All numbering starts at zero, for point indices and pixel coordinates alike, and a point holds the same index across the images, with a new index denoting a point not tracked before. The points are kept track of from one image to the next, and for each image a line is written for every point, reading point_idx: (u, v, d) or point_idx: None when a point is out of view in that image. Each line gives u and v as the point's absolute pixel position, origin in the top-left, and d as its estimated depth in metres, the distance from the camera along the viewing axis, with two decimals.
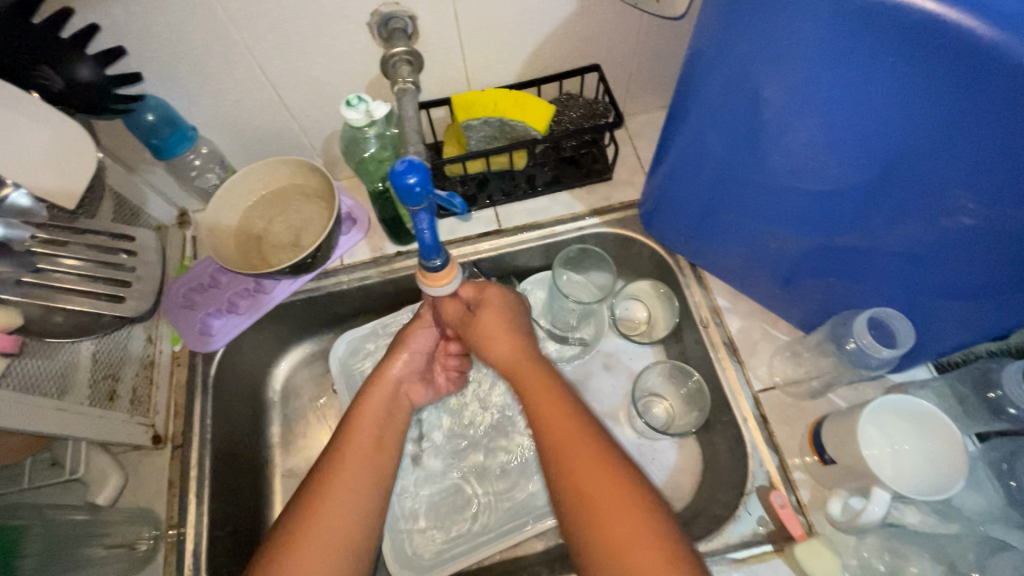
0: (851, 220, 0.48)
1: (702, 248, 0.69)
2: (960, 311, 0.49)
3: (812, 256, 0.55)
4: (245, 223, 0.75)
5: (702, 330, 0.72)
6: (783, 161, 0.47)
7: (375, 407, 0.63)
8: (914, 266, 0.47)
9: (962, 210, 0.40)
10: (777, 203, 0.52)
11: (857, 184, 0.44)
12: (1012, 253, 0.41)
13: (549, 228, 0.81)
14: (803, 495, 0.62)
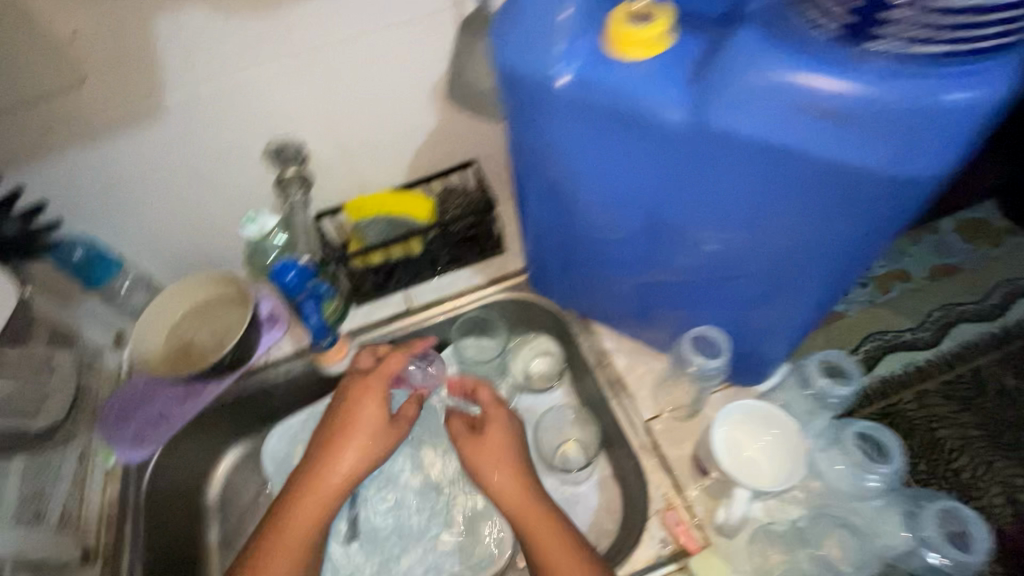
0: (652, 258, 0.58)
1: (576, 297, 0.78)
2: (759, 315, 0.58)
3: (643, 292, 0.65)
4: (173, 335, 0.83)
5: (597, 371, 0.80)
6: (585, 219, 0.58)
7: (311, 507, 0.66)
8: (710, 288, 0.58)
9: (708, 239, 0.52)
10: (601, 253, 0.62)
11: (642, 229, 0.55)
12: (758, 267, 0.52)
13: (453, 303, 0.89)
14: (700, 511, 0.65)
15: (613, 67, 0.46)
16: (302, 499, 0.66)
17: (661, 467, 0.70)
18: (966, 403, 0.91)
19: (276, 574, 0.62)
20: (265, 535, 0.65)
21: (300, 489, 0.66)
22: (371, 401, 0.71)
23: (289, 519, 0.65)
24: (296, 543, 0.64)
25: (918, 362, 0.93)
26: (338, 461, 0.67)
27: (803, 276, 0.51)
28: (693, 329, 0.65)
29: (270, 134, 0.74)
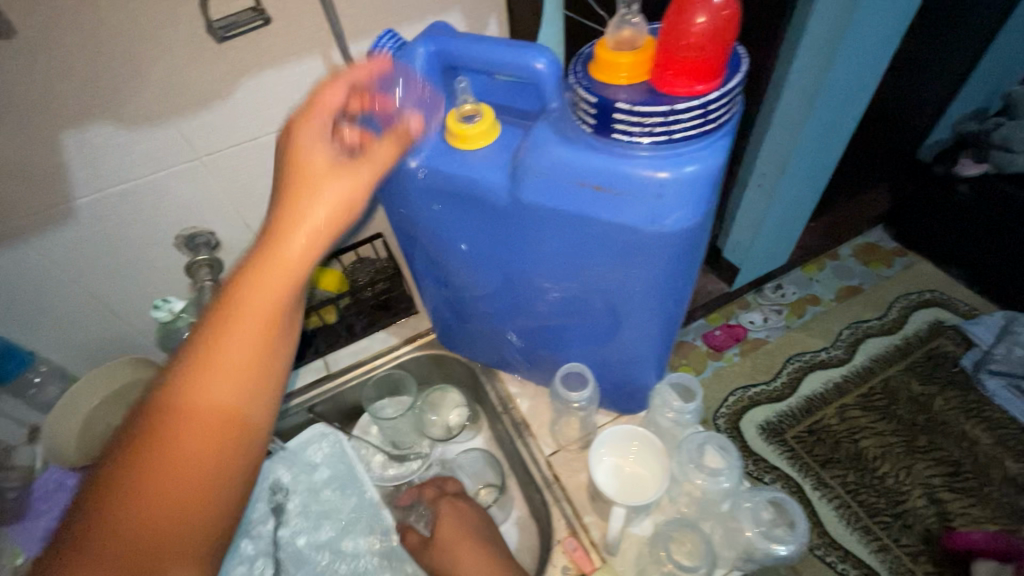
0: (514, 304, 0.69)
1: (473, 345, 0.87)
2: (610, 349, 0.69)
3: (520, 337, 0.75)
4: (89, 422, 0.83)
5: (504, 414, 0.87)
6: (458, 279, 0.69)
7: (237, 345, 0.51)
8: (565, 327, 0.69)
9: (549, 287, 0.63)
10: (477, 304, 0.73)
11: (499, 280, 0.66)
12: (594, 307, 0.63)
13: (369, 363, 0.96)
14: (595, 533, 0.71)
15: (452, 156, 0.56)
16: (209, 372, 0.50)
17: (562, 497, 0.76)
18: (883, 413, 1.42)
19: (184, 466, 0.47)
20: (122, 451, 0.47)
21: (185, 376, 0.50)
22: (315, 203, 0.53)
23: (174, 415, 0.48)
24: (194, 449, 0.48)
25: (833, 378, 1.47)
26: (232, 341, 0.51)
27: (623, 313, 0.62)
28: (566, 366, 0.74)
29: (182, 226, 0.81)
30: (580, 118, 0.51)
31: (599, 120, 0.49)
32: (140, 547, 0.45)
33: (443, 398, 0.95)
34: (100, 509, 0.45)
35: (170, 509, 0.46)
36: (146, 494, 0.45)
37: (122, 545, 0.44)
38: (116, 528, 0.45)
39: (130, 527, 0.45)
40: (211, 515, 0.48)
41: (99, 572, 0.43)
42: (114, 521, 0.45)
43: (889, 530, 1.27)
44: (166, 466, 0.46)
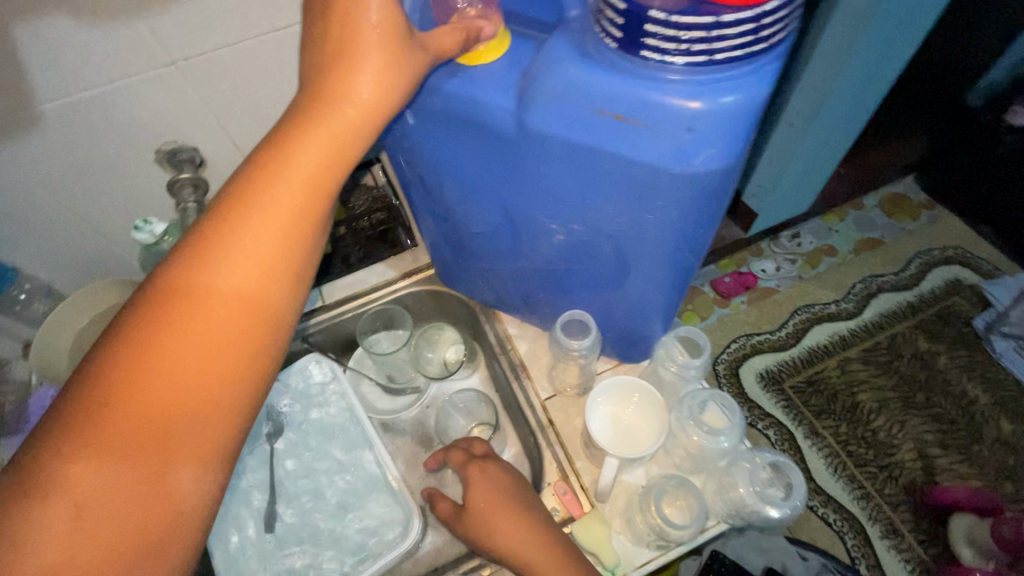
0: (513, 242, 0.64)
1: (467, 282, 0.83)
2: (616, 299, 0.65)
3: (519, 279, 0.71)
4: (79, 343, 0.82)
5: (503, 355, 0.85)
6: (457, 213, 0.64)
7: (274, 227, 0.43)
8: (568, 271, 0.64)
9: (556, 229, 0.58)
10: (475, 240, 0.68)
11: (497, 212, 0.60)
12: (605, 254, 0.58)
13: (365, 296, 0.92)
14: (586, 479, 0.71)
15: (457, 72, 0.49)
16: (227, 251, 0.42)
17: (555, 442, 0.75)
18: (882, 367, 1.40)
19: (206, 366, 0.40)
20: (126, 340, 0.39)
21: (202, 256, 0.42)
22: (367, 65, 0.43)
23: (189, 300, 0.40)
24: (213, 341, 0.41)
25: (840, 331, 1.43)
26: (259, 223, 0.43)
27: (629, 262, 0.57)
28: (567, 312, 0.71)
29: (160, 139, 0.75)
30: (603, 29, 0.43)
31: (627, 33, 0.41)
32: (157, 438, 0.38)
33: (437, 338, 0.94)
34: (105, 409, 0.37)
35: (185, 407, 0.39)
36: (159, 389, 0.39)
37: (137, 439, 0.38)
38: (132, 422, 0.38)
39: (144, 418, 0.38)
40: (226, 425, 0.41)
41: (107, 462, 0.37)
42: (129, 409, 0.38)
43: (874, 480, 1.28)
44: (187, 355, 0.40)
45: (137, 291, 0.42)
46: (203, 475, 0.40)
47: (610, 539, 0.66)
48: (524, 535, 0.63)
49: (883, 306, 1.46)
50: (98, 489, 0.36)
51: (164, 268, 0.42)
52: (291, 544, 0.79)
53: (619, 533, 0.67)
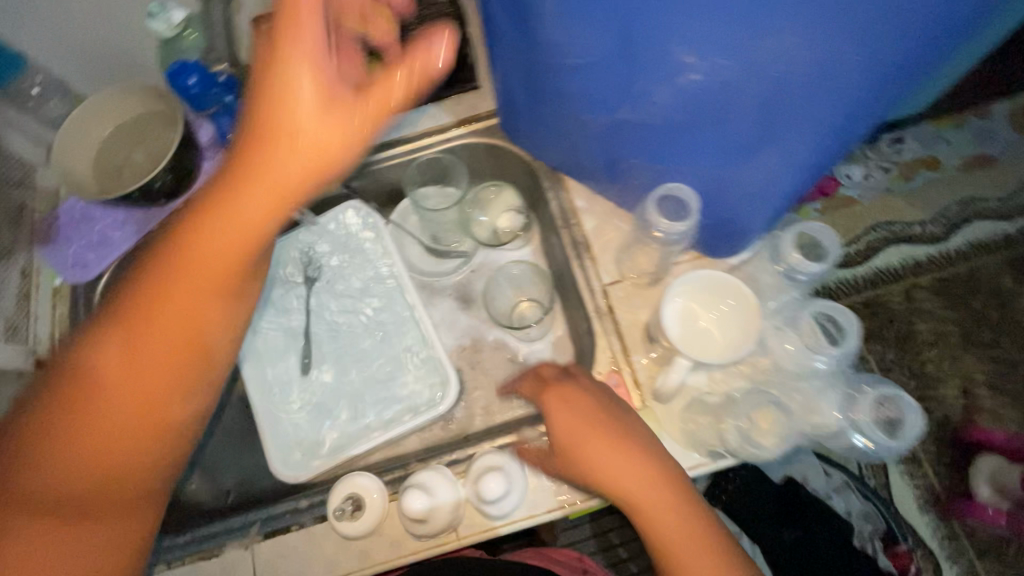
0: (621, 85, 0.50)
1: (538, 134, 0.70)
2: (739, 172, 0.53)
3: (611, 133, 0.58)
4: (104, 154, 0.75)
5: (562, 229, 0.74)
6: (548, 36, 0.49)
7: (251, 211, 0.46)
8: (683, 130, 0.51)
9: (688, 66, 0.43)
10: (565, 78, 0.53)
11: (606, 47, 0.47)
12: (746, 109, 0.45)
13: (413, 142, 0.80)
14: (642, 375, 0.65)
15: None
16: (177, 276, 0.48)
17: (612, 330, 0.69)
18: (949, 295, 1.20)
19: (156, 346, 0.49)
20: (59, 396, 0.48)
21: (165, 279, 0.48)
22: (303, 113, 0.44)
23: (151, 314, 0.48)
24: (135, 397, 0.48)
25: (914, 257, 1.20)
26: (216, 234, 0.47)
27: (768, 138, 0.47)
28: (664, 185, 0.60)
29: None
30: None
31: None
32: (121, 431, 0.48)
33: (489, 195, 0.84)
34: (73, 392, 0.48)
35: (153, 401, 0.49)
36: (119, 397, 0.48)
37: (105, 430, 0.47)
38: (105, 410, 0.47)
39: (111, 411, 0.48)
40: (180, 401, 0.51)
41: (82, 444, 0.47)
42: (94, 408, 0.47)
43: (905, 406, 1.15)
44: (145, 373, 0.48)
45: (126, 275, 0.51)
46: (188, 404, 0.51)
47: (660, 439, 0.61)
48: (572, 407, 0.59)
49: (980, 234, 1.21)
50: (59, 485, 0.46)
51: (102, 316, 0.50)
52: (326, 389, 0.80)
53: (673, 438, 0.62)
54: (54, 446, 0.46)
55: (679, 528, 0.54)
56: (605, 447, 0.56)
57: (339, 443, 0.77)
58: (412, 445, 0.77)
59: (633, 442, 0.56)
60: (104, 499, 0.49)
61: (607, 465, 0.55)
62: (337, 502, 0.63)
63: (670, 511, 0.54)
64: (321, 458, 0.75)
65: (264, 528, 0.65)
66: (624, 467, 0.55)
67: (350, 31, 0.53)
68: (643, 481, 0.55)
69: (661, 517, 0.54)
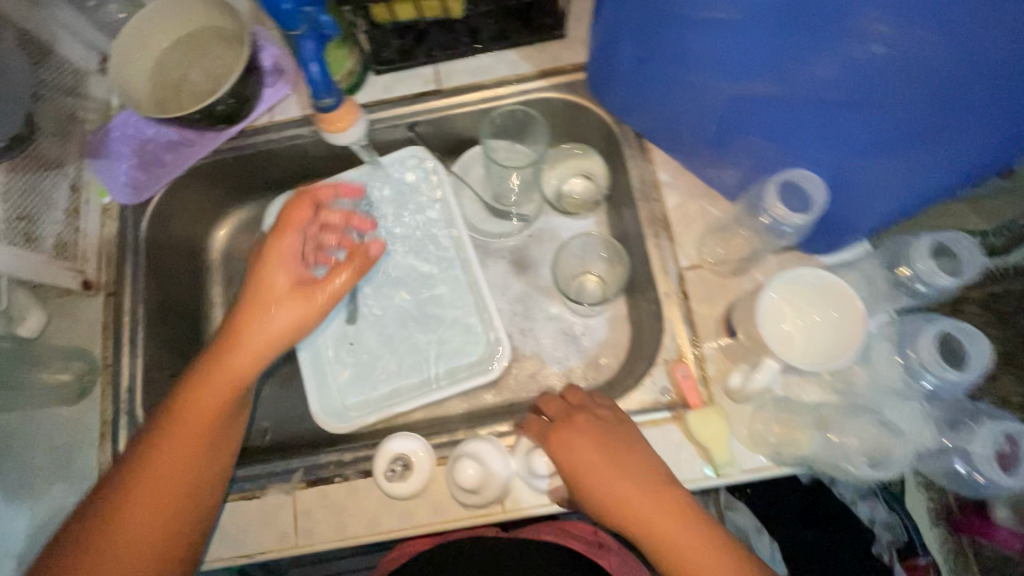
0: (769, 52, 0.46)
1: (635, 99, 0.64)
2: (875, 167, 0.49)
3: (735, 108, 0.54)
4: (162, 69, 0.70)
5: (639, 204, 0.69)
6: None
7: (242, 362, 0.57)
8: (830, 110, 0.47)
9: (873, 35, 0.40)
10: (700, 38, 0.49)
11: (769, 6, 0.43)
12: (919, 93, 0.41)
13: (490, 91, 0.75)
14: (711, 369, 0.62)
15: None
16: (259, 314, 0.59)
17: (684, 318, 0.65)
18: None
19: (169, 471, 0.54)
20: (89, 525, 0.52)
21: (242, 317, 0.58)
22: (276, 281, 0.59)
23: (236, 347, 0.57)
24: (152, 526, 0.52)
25: None
26: (229, 365, 0.57)
27: (930, 131, 0.43)
28: (782, 173, 0.56)
29: None
30: None
31: None
32: (203, 443, 0.56)
33: (562, 155, 0.78)
34: (107, 513, 0.52)
35: (185, 494, 0.54)
36: (209, 411, 0.56)
37: (193, 442, 0.55)
38: (192, 428, 0.55)
39: (195, 425, 0.55)
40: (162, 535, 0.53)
41: (177, 452, 0.54)
42: (187, 426, 0.55)
43: None
44: (228, 387, 0.57)
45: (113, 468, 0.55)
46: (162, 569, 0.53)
47: (728, 440, 0.58)
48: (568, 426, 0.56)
49: None
50: None
51: (87, 515, 0.52)
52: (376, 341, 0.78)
53: (741, 440, 0.59)
54: (151, 461, 0.53)
55: (700, 556, 0.49)
56: (608, 471, 0.53)
57: (387, 398, 0.75)
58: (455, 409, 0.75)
59: (638, 470, 0.53)
60: (180, 500, 0.54)
61: (610, 489, 0.52)
62: (382, 462, 0.61)
63: (687, 539, 0.49)
64: (370, 413, 0.73)
65: (308, 475, 0.64)
66: (628, 490, 0.52)
67: (329, 249, 0.72)
68: (652, 509, 0.51)
69: (679, 545, 0.49)
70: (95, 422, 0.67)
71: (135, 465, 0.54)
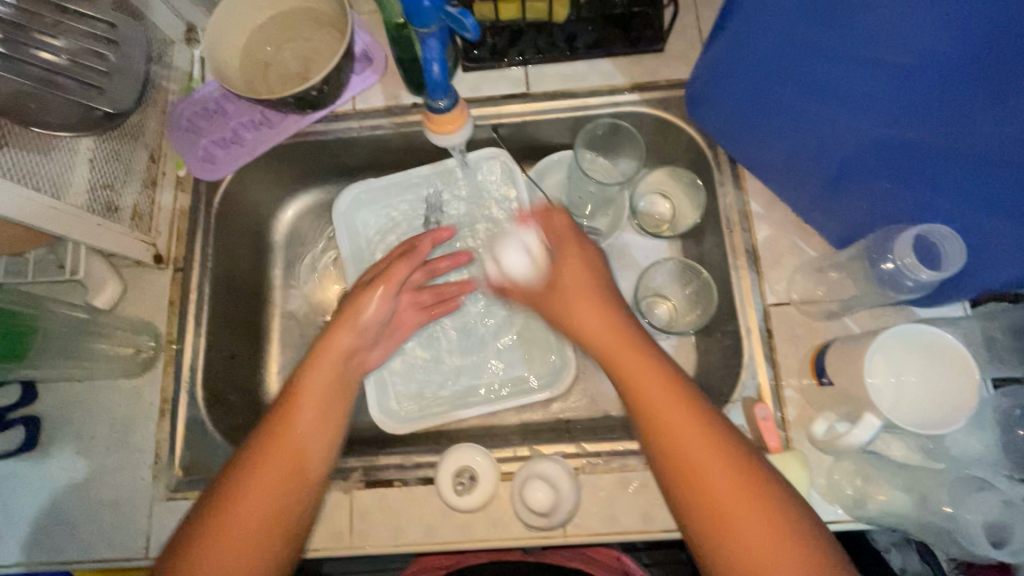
0: (936, 103, 0.42)
1: (744, 127, 0.61)
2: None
3: (870, 152, 0.50)
4: (252, 47, 0.69)
5: (726, 234, 0.67)
6: (871, 20, 0.41)
7: (314, 391, 0.58)
8: (987, 170, 0.42)
9: None
10: (854, 75, 0.45)
11: (948, 56, 0.39)
12: None
13: (580, 99, 0.73)
14: (789, 412, 0.61)
15: None
16: (327, 365, 0.60)
17: (766, 356, 0.63)
18: None
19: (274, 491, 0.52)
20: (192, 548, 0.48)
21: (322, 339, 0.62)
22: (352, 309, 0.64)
23: (303, 396, 0.57)
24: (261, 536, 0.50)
25: None
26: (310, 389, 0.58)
27: None
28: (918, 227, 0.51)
29: None
30: None
31: None
32: (294, 481, 0.53)
33: (664, 174, 0.74)
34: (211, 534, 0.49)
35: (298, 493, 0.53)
36: (289, 455, 0.53)
37: (277, 486, 0.52)
38: (275, 473, 0.52)
39: (280, 463, 0.53)
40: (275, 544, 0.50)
41: (260, 499, 0.51)
42: (269, 469, 0.52)
43: None
44: (309, 424, 0.56)
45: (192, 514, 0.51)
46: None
47: (806, 488, 0.57)
48: (583, 273, 0.60)
49: None
50: None
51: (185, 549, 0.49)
52: (437, 345, 0.76)
53: (818, 490, 0.57)
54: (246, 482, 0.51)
55: (693, 437, 0.48)
56: (623, 346, 0.55)
57: (444, 404, 0.73)
58: (510, 421, 0.73)
59: (655, 352, 0.54)
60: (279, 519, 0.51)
61: (624, 360, 0.54)
62: (446, 473, 0.60)
63: (682, 419, 0.49)
64: (426, 417, 0.71)
65: (367, 476, 0.63)
66: (639, 363, 0.53)
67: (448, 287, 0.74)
68: (657, 386, 0.51)
69: (669, 420, 0.49)
70: (155, 398, 0.67)
71: (213, 519, 0.50)
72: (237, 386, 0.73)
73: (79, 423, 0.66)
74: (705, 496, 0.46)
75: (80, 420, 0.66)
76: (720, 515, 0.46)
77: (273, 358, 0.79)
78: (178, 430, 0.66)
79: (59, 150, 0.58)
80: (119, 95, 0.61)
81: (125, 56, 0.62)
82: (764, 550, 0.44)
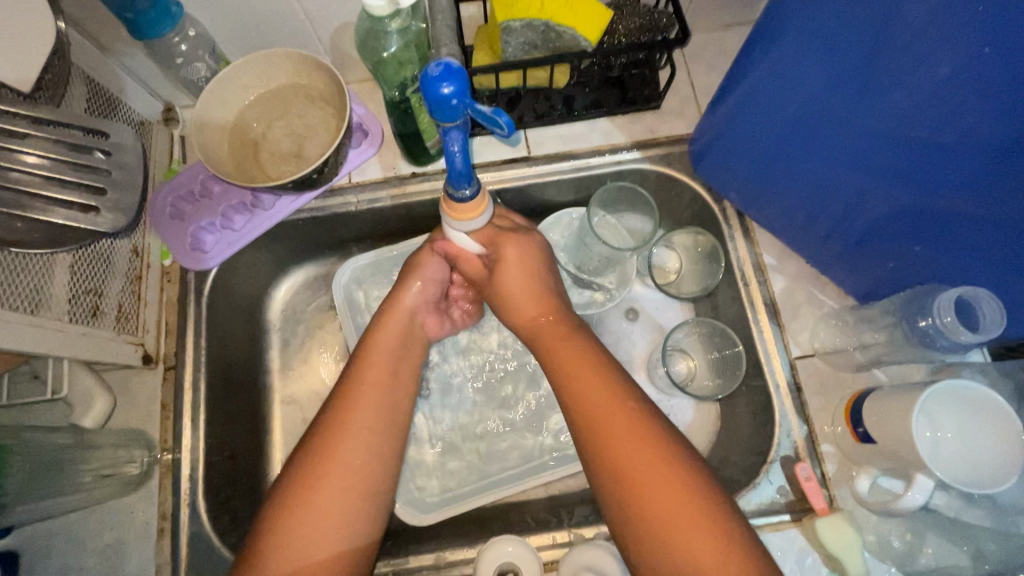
0: (972, 176, 0.43)
1: (757, 187, 0.62)
2: None
3: (897, 217, 0.51)
4: (241, 127, 0.64)
5: (742, 287, 0.67)
6: (899, 101, 0.42)
7: (373, 374, 0.56)
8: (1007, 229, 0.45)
9: None
10: (876, 149, 0.47)
11: (976, 132, 0.41)
12: None
13: (583, 160, 0.71)
14: (828, 469, 0.60)
15: None
16: (376, 362, 0.57)
17: (799, 413, 0.62)
18: None
19: (331, 498, 0.49)
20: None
21: (373, 325, 0.60)
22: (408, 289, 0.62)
23: (350, 422, 0.53)
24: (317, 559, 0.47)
25: None
26: (371, 382, 0.55)
27: None
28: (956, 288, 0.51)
29: None
30: None
31: None
32: (350, 490, 0.50)
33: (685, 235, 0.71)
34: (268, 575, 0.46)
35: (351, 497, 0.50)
36: (336, 472, 0.50)
37: (329, 511, 0.49)
38: (326, 502, 0.49)
39: (342, 487, 0.50)
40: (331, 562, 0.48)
41: (317, 529, 0.48)
42: (322, 499, 0.49)
43: None
44: (356, 441, 0.52)
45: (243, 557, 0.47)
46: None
47: (859, 550, 0.55)
48: (526, 288, 0.58)
49: None
50: None
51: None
52: (452, 418, 0.73)
53: (870, 548, 0.56)
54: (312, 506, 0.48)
55: (629, 437, 0.47)
56: (575, 359, 0.52)
57: (468, 488, 0.69)
58: (539, 496, 0.70)
59: (605, 357, 0.53)
60: (334, 534, 0.48)
61: (568, 368, 0.52)
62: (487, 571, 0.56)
63: (632, 430, 0.48)
64: (447, 504, 0.67)
65: None
66: (583, 371, 0.51)
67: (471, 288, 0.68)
68: (599, 389, 0.50)
69: (611, 423, 0.48)
70: (151, 516, 0.61)
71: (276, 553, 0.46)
72: (241, 488, 0.67)
73: (64, 556, 0.59)
74: (628, 482, 0.45)
75: (66, 552, 0.59)
76: (661, 530, 0.43)
77: (276, 451, 0.73)
78: (180, 550, 0.60)
79: (34, 264, 0.52)
80: (110, 211, 0.55)
81: (124, 167, 0.57)
82: (687, 553, 0.42)
